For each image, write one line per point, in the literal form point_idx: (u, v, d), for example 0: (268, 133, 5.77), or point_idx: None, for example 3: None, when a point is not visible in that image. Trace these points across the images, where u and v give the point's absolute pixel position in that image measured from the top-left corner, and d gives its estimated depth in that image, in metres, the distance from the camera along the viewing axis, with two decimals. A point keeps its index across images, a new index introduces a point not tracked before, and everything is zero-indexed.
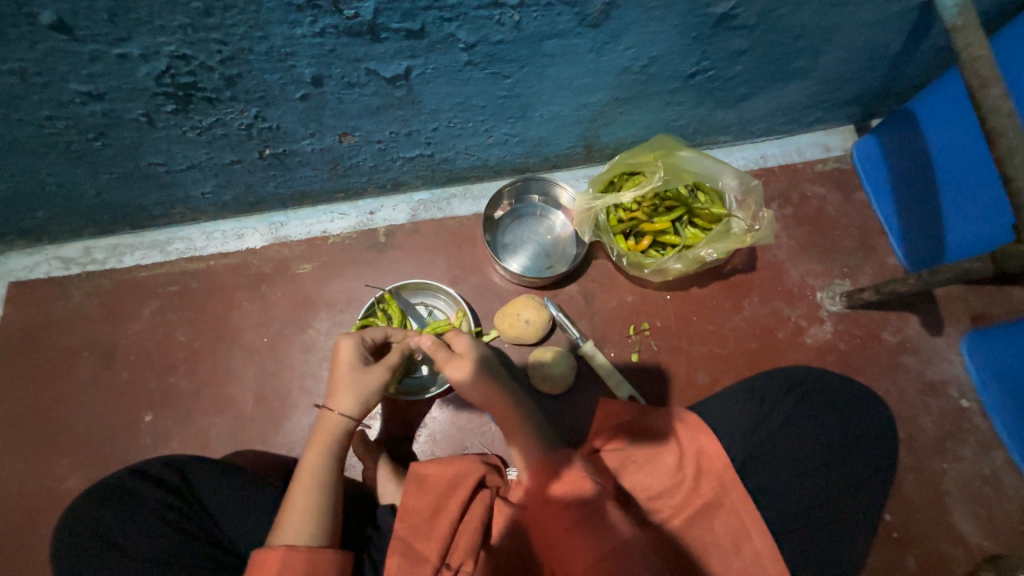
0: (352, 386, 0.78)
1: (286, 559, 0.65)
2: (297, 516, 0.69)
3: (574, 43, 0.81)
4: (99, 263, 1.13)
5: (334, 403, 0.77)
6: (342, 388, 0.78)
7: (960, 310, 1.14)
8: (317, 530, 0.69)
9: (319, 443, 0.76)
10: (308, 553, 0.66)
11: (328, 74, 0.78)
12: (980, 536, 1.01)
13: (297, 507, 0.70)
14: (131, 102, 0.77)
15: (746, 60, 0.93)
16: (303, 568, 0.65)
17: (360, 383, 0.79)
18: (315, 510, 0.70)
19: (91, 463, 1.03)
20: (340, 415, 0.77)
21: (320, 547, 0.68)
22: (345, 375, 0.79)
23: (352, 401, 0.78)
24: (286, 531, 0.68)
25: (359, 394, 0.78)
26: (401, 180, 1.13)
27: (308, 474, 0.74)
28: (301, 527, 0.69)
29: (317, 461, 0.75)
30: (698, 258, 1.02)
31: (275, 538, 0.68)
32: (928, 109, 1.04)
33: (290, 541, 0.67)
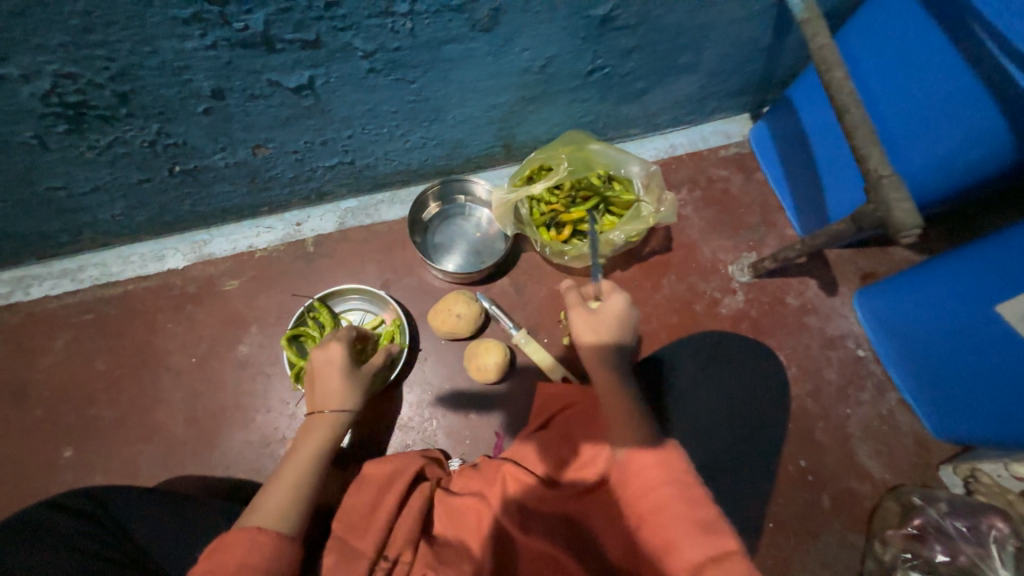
0: (347, 386, 0.82)
1: (255, 540, 0.62)
2: (276, 501, 0.68)
3: (471, 47, 0.86)
4: (3, 297, 1.07)
5: (336, 402, 0.80)
6: (340, 385, 0.82)
7: (850, 271, 1.28)
8: (293, 519, 0.67)
9: (316, 436, 0.77)
10: (280, 541, 0.64)
11: (229, 87, 0.79)
12: (883, 470, 1.12)
13: (276, 494, 0.69)
14: (18, 124, 0.74)
15: (636, 57, 1.01)
16: (268, 555, 0.62)
17: (353, 380, 0.84)
18: (296, 499, 0.69)
19: (4, 509, 0.96)
20: (337, 411, 0.80)
21: (293, 537, 0.66)
22: (339, 373, 0.83)
23: (349, 397, 0.82)
24: (263, 514, 0.66)
25: (355, 391, 0.83)
26: (325, 190, 1.15)
27: (298, 465, 0.73)
28: (278, 513, 0.67)
29: (311, 453, 0.75)
30: (609, 241, 1.09)
31: (251, 520, 0.65)
32: (800, 94, 1.16)
33: (262, 523, 0.65)
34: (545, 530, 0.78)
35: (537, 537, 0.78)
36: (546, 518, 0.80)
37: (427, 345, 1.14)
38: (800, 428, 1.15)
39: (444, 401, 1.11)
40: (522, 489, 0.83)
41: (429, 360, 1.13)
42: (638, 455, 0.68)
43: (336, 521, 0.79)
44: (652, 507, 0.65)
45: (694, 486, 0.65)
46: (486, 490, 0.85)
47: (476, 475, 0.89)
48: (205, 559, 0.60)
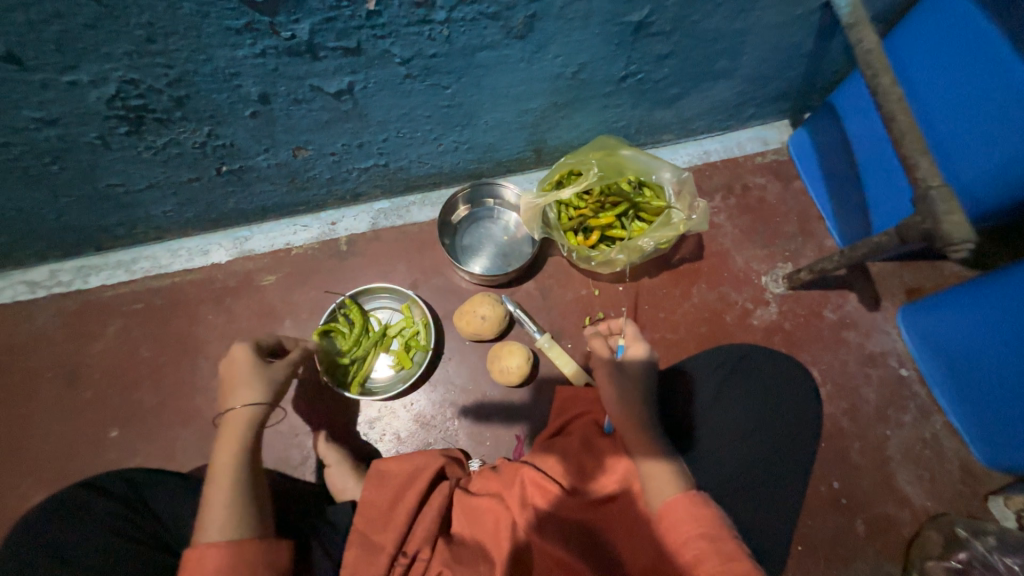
0: (252, 383, 0.81)
1: (206, 556, 0.64)
2: (216, 515, 0.68)
3: (505, 53, 0.87)
4: (64, 285, 1.15)
5: (239, 400, 0.79)
6: (240, 385, 0.80)
7: (894, 285, 1.22)
8: (239, 524, 0.68)
9: (229, 442, 0.76)
10: (229, 550, 0.66)
11: (274, 92, 0.83)
12: (924, 497, 1.06)
13: (214, 507, 0.70)
14: (85, 126, 0.80)
15: (671, 63, 1.00)
16: (224, 564, 0.64)
17: (258, 376, 0.81)
18: (235, 505, 0.70)
19: (57, 481, 1.03)
20: (245, 408, 0.78)
21: (246, 540, 0.67)
22: (239, 373, 0.81)
23: (256, 393, 0.80)
24: (209, 528, 0.67)
25: (263, 385, 0.81)
26: (360, 191, 1.18)
27: (223, 474, 0.73)
28: (220, 523, 0.68)
29: (231, 458, 0.74)
30: (638, 248, 1.07)
31: (200, 537, 0.67)
32: (843, 100, 1.12)
33: (213, 538, 0.67)
34: (563, 536, 0.78)
35: (554, 543, 0.77)
36: (565, 526, 0.79)
37: (452, 345, 1.15)
38: (835, 448, 1.10)
39: (467, 401, 1.12)
40: (542, 494, 0.82)
41: (454, 360, 1.14)
42: (676, 509, 0.71)
43: (355, 516, 0.82)
44: (680, 544, 0.69)
45: (731, 543, 0.67)
46: (504, 492, 0.85)
47: (496, 477, 0.89)
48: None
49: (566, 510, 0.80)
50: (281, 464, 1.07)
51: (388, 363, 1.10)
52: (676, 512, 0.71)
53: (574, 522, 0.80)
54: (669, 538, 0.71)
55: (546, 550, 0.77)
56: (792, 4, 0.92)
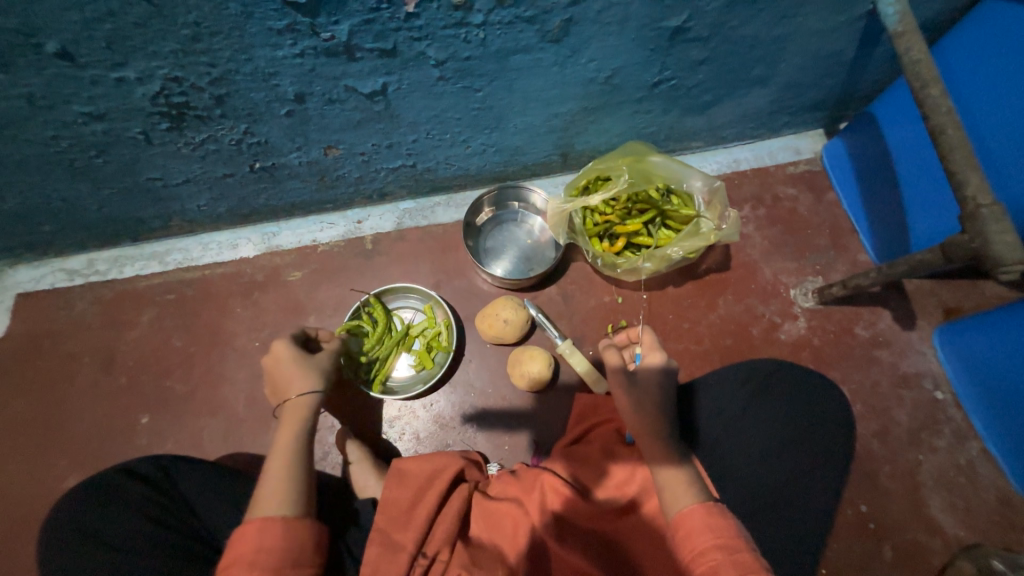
0: (306, 371, 0.83)
1: (264, 529, 0.67)
2: (274, 492, 0.71)
3: (539, 57, 0.87)
4: (102, 274, 1.19)
5: (297, 388, 0.81)
6: (299, 373, 0.83)
7: (931, 304, 1.17)
8: (295, 502, 0.71)
9: (289, 425, 0.78)
10: (287, 525, 0.68)
11: (310, 92, 0.84)
12: (957, 526, 1.02)
13: (272, 485, 0.72)
14: (129, 121, 0.83)
15: (706, 69, 0.98)
16: (281, 538, 0.67)
17: (310, 365, 0.84)
18: (294, 484, 0.73)
19: (88, 464, 1.07)
20: (304, 395, 0.81)
21: (302, 518, 0.70)
22: (297, 362, 0.84)
23: (311, 381, 0.83)
24: (267, 503, 0.70)
25: (316, 374, 0.84)
26: (386, 190, 1.19)
27: (282, 454, 0.75)
28: (278, 499, 0.70)
29: (288, 441, 0.77)
30: (666, 256, 1.06)
31: (257, 510, 0.69)
32: (886, 111, 1.09)
33: (268, 513, 0.69)
34: (582, 546, 0.77)
35: (573, 553, 0.76)
36: (584, 535, 0.79)
37: (473, 347, 1.15)
38: (863, 471, 1.06)
39: (486, 405, 1.12)
40: (562, 501, 0.81)
41: (474, 362, 1.14)
42: (689, 519, 0.69)
43: (377, 514, 0.82)
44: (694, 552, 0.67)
45: (748, 554, 0.64)
46: (524, 497, 0.85)
47: (515, 481, 0.88)
48: (228, 552, 0.66)
49: (587, 518, 0.80)
50: None
51: (409, 363, 1.11)
52: (693, 521, 0.69)
53: (593, 531, 0.79)
54: (684, 547, 0.68)
55: (565, 558, 0.76)
56: (835, 11, 0.90)
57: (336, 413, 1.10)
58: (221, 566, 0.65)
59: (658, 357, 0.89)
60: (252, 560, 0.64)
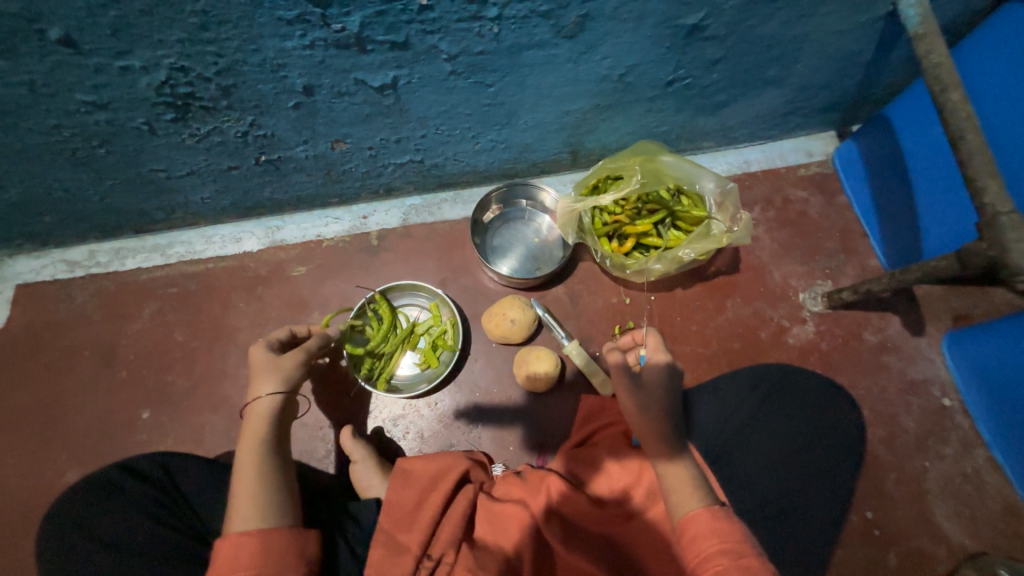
0: (267, 374, 0.83)
1: (235, 542, 0.66)
2: (244, 503, 0.71)
3: (553, 53, 0.85)
4: (103, 266, 1.17)
5: (258, 392, 0.82)
6: (258, 377, 0.83)
7: (940, 310, 1.16)
8: (266, 512, 0.70)
9: (252, 431, 0.79)
10: (257, 537, 0.67)
11: (319, 84, 0.82)
12: (962, 534, 1.02)
13: (242, 496, 0.71)
14: (133, 111, 0.81)
15: (721, 68, 0.97)
16: (253, 550, 0.66)
17: (270, 367, 0.84)
18: (263, 494, 0.72)
19: (88, 459, 1.06)
20: (265, 399, 0.81)
21: (275, 528, 0.69)
22: (256, 367, 0.84)
23: (272, 384, 0.82)
24: (239, 517, 0.69)
25: (277, 375, 0.83)
26: (393, 185, 1.18)
27: (247, 463, 0.75)
28: (248, 509, 0.70)
29: (254, 448, 0.77)
30: (676, 258, 1.05)
31: (232, 526, 0.69)
32: (901, 114, 1.08)
33: (240, 525, 0.68)
34: (589, 551, 0.77)
35: (581, 558, 0.76)
36: (591, 540, 0.78)
37: (478, 346, 1.14)
38: (870, 477, 1.05)
39: (490, 404, 1.11)
40: (568, 504, 0.81)
41: (480, 361, 1.13)
42: (692, 524, 0.68)
43: (382, 514, 0.81)
44: (699, 557, 0.65)
45: (754, 560, 0.63)
46: (530, 499, 0.84)
47: (521, 483, 0.87)
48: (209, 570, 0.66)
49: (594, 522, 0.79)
50: (304, 455, 1.07)
51: (414, 361, 1.10)
52: (698, 525, 0.67)
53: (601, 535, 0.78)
54: (689, 552, 0.67)
55: (573, 563, 0.76)
56: (855, 11, 0.88)
57: (341, 411, 1.09)
58: None
59: (661, 354, 0.88)
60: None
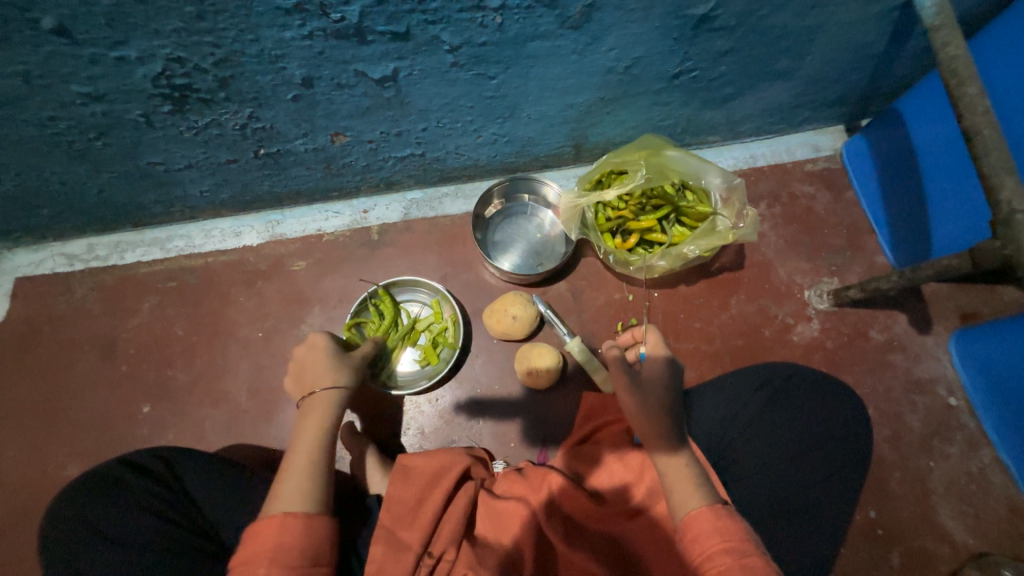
0: (337, 366, 0.84)
1: (284, 524, 0.65)
2: (293, 487, 0.70)
3: (558, 44, 0.83)
4: (102, 259, 1.16)
5: (324, 381, 0.82)
6: (332, 367, 0.83)
7: (947, 308, 1.15)
8: (316, 499, 0.69)
9: (311, 420, 0.78)
10: (306, 521, 0.66)
11: (318, 76, 0.80)
12: (966, 534, 1.01)
13: (292, 481, 0.71)
14: (130, 103, 0.80)
15: (729, 60, 0.95)
16: (302, 533, 0.65)
17: (342, 361, 0.85)
18: (314, 480, 0.71)
19: (89, 453, 1.06)
20: (331, 389, 0.81)
21: (322, 515, 0.68)
22: (328, 358, 0.85)
23: (341, 376, 0.83)
24: (285, 500, 0.68)
25: (346, 369, 0.84)
26: (394, 179, 1.16)
27: (305, 448, 0.74)
28: (299, 495, 0.69)
29: (311, 436, 0.76)
30: (681, 255, 1.03)
31: (277, 507, 0.67)
32: (913, 109, 1.06)
33: (287, 508, 0.67)
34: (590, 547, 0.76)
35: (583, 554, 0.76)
36: (593, 536, 0.78)
37: (480, 342, 1.13)
38: (874, 476, 1.05)
39: (491, 401, 1.10)
40: (569, 500, 0.81)
41: (481, 357, 1.12)
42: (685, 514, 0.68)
43: (382, 511, 0.81)
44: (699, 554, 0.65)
45: (757, 559, 0.62)
46: (530, 495, 0.83)
47: (521, 480, 0.87)
48: (241, 551, 0.64)
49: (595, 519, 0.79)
50: None
51: (413, 358, 1.09)
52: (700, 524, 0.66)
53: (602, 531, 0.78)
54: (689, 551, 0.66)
55: (576, 560, 0.75)
56: (868, 1, 0.86)
57: None
58: (237, 562, 0.63)
59: (660, 348, 0.92)
60: (272, 558, 0.62)
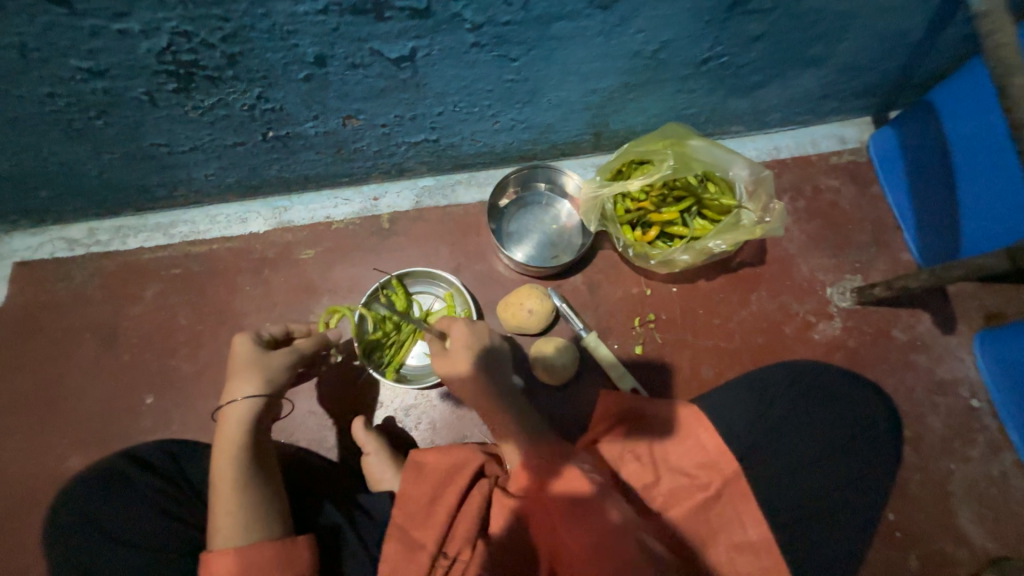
0: (247, 375, 0.77)
1: (219, 561, 0.65)
2: (225, 519, 0.68)
3: (583, 25, 0.78)
4: (103, 245, 1.13)
5: (235, 394, 0.76)
6: (239, 376, 0.77)
7: (973, 308, 1.12)
8: (248, 526, 0.68)
9: (228, 440, 0.74)
10: (239, 554, 0.65)
11: (331, 54, 0.76)
12: (986, 538, 1.00)
13: (222, 512, 0.69)
14: (133, 80, 0.75)
15: (761, 46, 0.90)
16: (238, 566, 0.64)
17: (252, 368, 0.78)
18: (244, 509, 0.69)
19: (93, 444, 1.03)
20: (241, 404, 0.76)
21: (260, 542, 0.67)
22: (238, 364, 0.78)
23: (251, 386, 0.77)
24: (220, 534, 0.67)
25: (258, 377, 0.78)
26: (405, 166, 1.12)
27: (223, 478, 0.71)
28: (230, 526, 0.67)
29: (230, 458, 0.73)
30: (705, 249, 1.00)
31: (215, 543, 0.67)
32: (949, 101, 1.01)
33: (223, 543, 0.66)
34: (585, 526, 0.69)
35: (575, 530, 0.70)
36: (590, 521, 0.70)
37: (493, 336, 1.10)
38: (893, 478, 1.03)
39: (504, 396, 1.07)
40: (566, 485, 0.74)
41: None
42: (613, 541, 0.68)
43: (395, 509, 0.79)
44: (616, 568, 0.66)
45: None
46: None
47: None
48: None
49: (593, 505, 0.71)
50: (314, 444, 1.04)
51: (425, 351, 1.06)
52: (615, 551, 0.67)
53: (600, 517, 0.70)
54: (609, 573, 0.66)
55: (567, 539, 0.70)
56: None
57: (349, 402, 1.06)
58: None
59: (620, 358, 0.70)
60: None
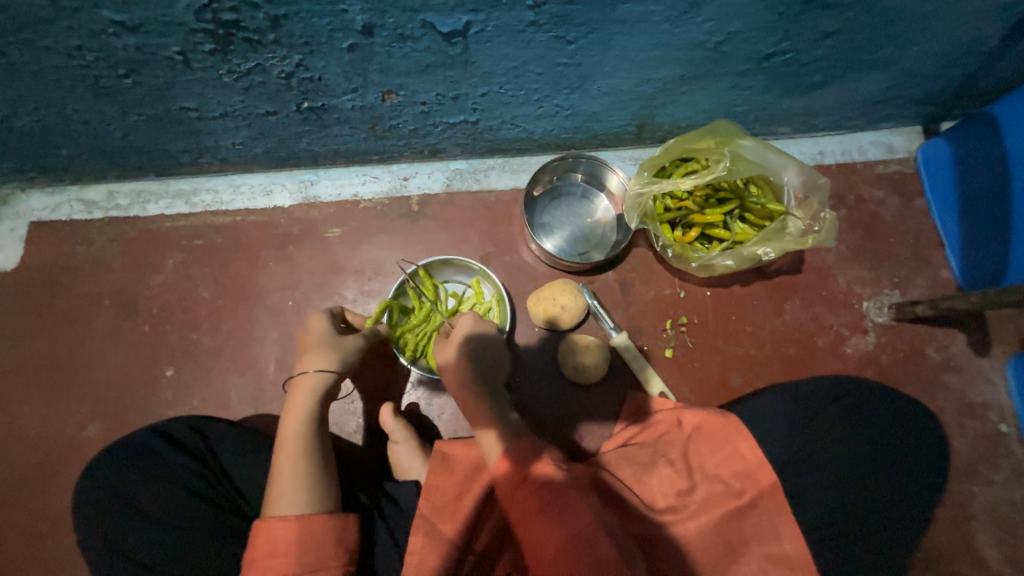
0: (324, 348, 0.80)
1: (277, 526, 0.64)
2: (284, 486, 0.68)
3: (650, 10, 0.73)
4: (123, 209, 1.08)
5: (310, 364, 0.79)
6: (314, 349, 0.80)
7: (1010, 331, 1.09)
8: (306, 497, 0.67)
9: (298, 408, 0.76)
10: (298, 522, 0.65)
11: (381, 24, 0.71)
12: (1003, 562, 1.00)
13: (283, 479, 0.69)
14: (167, 37, 0.70)
15: (830, 44, 0.85)
16: (295, 535, 0.64)
17: (330, 343, 0.81)
18: (303, 477, 0.69)
19: (110, 413, 1.01)
20: (315, 374, 0.78)
21: (317, 514, 0.66)
22: (316, 337, 0.82)
23: (326, 359, 0.79)
24: (279, 501, 0.67)
25: (334, 352, 0.80)
26: (439, 147, 1.07)
27: (289, 444, 0.72)
28: (290, 494, 0.67)
29: (297, 425, 0.74)
30: (750, 256, 0.96)
31: (273, 509, 0.66)
32: (1012, 117, 0.97)
33: (281, 510, 0.66)
34: (561, 521, 0.62)
35: (550, 527, 0.62)
36: (558, 511, 0.63)
37: (521, 328, 1.08)
38: None
39: (528, 391, 1.05)
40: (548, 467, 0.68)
41: (520, 345, 1.07)
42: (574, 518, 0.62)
43: (422, 500, 0.77)
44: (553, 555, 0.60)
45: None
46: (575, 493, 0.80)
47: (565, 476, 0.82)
48: (247, 552, 0.64)
49: (571, 496, 0.65)
50: (335, 428, 1.03)
51: None
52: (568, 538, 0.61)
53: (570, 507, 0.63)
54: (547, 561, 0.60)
55: (522, 525, 0.63)
56: None
57: (372, 388, 1.04)
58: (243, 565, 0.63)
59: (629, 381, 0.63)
60: (268, 562, 0.61)
